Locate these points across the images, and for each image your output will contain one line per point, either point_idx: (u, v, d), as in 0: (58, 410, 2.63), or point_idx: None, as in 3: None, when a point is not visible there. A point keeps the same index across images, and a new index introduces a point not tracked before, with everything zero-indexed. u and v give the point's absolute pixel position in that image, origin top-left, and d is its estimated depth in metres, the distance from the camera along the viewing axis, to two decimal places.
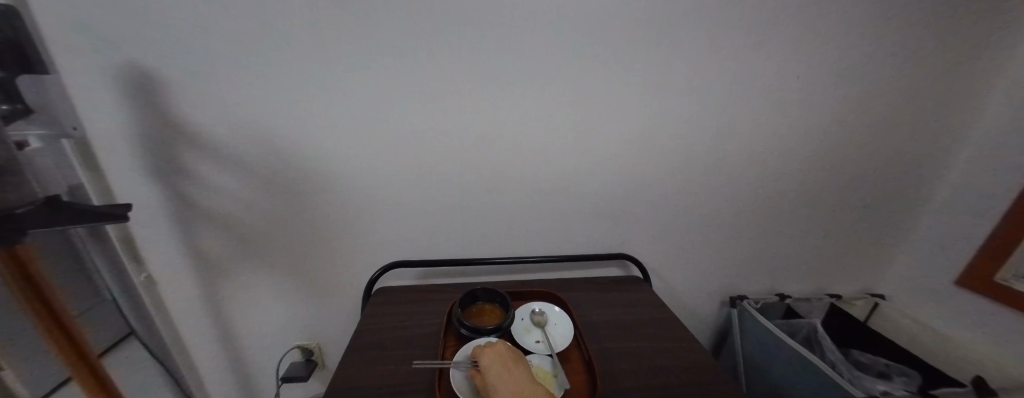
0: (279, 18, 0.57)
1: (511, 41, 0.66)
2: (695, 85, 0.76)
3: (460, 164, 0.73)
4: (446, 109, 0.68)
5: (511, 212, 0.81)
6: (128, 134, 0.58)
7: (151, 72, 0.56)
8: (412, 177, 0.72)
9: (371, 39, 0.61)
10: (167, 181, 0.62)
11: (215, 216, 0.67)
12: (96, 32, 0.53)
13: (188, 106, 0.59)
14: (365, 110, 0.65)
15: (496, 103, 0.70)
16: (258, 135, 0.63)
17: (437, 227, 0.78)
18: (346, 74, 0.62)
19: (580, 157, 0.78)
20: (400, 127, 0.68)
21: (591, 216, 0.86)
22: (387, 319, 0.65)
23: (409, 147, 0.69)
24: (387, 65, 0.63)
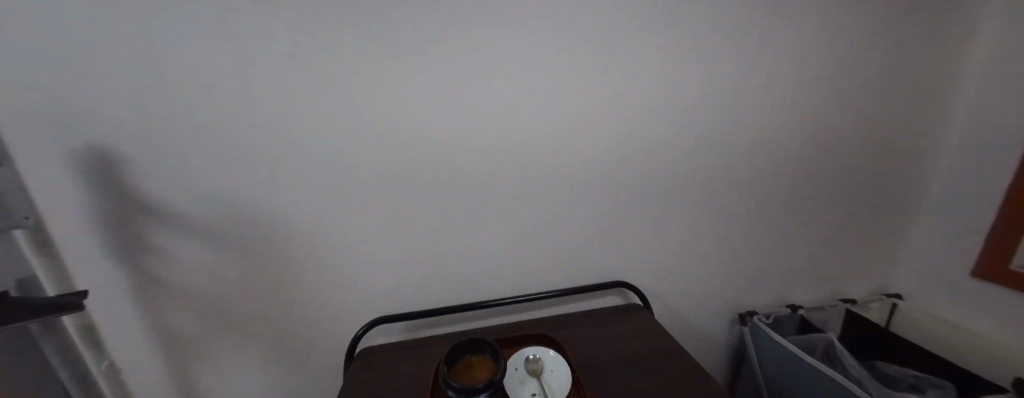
0: (242, 86, 0.57)
1: (478, 84, 0.67)
2: (666, 107, 0.78)
3: (438, 208, 0.71)
4: (419, 156, 0.67)
5: (498, 252, 0.78)
6: (86, 219, 0.57)
7: (109, 154, 0.55)
8: (394, 227, 0.70)
9: (337, 95, 0.61)
10: (131, 261, 0.60)
11: (183, 293, 0.64)
12: (51, 121, 0.52)
13: (149, 183, 0.57)
14: (339, 166, 0.64)
15: (469, 144, 0.69)
16: (227, 203, 0.61)
17: (424, 275, 0.75)
18: (318, 134, 0.62)
19: (561, 188, 0.77)
20: (373, 179, 0.66)
21: (580, 247, 0.83)
22: (370, 383, 0.59)
23: (384, 197, 0.68)
24: (355, 119, 0.63)
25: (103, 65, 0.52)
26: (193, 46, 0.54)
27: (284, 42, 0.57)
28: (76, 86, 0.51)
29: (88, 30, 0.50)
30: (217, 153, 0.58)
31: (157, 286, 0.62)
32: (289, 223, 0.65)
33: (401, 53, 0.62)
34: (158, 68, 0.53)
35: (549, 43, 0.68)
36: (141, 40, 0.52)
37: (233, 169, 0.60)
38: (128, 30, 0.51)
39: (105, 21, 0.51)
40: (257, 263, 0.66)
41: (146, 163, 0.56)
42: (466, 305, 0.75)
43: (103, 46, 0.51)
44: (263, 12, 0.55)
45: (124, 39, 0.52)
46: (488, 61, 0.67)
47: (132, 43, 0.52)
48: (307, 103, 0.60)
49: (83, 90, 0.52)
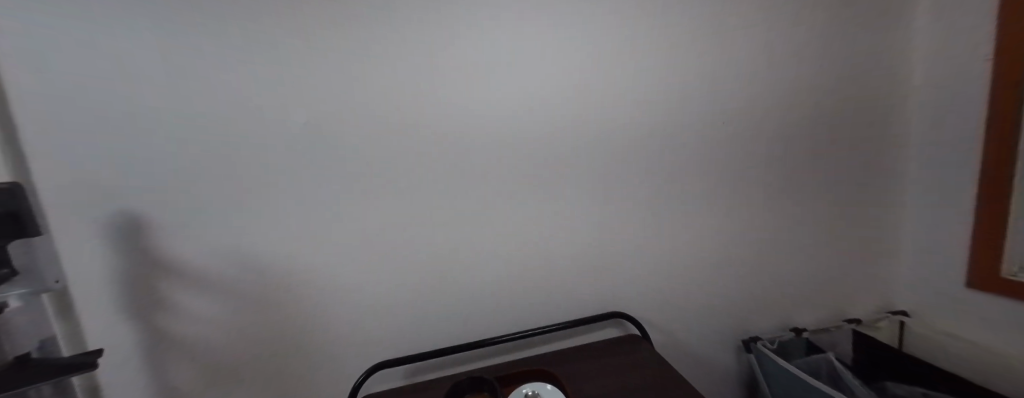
0: (252, 148, 0.63)
1: (462, 133, 0.74)
2: (645, 140, 0.85)
3: (431, 249, 0.76)
4: (410, 200, 0.73)
5: (492, 289, 0.81)
6: (106, 280, 0.60)
7: (135, 218, 0.60)
8: (396, 270, 0.74)
9: (333, 150, 0.67)
10: (144, 319, 0.63)
11: (189, 348, 0.66)
12: (86, 191, 0.57)
13: (168, 242, 0.62)
14: (344, 214, 0.70)
15: (457, 187, 0.75)
16: (240, 257, 0.66)
17: (424, 317, 0.77)
18: (325, 185, 0.68)
19: (548, 222, 0.82)
20: (375, 224, 0.72)
21: (573, 279, 0.86)
22: None
23: (383, 239, 0.73)
24: (352, 171, 0.69)
25: (128, 137, 0.58)
26: (209, 117, 0.61)
27: (287, 107, 0.64)
28: (104, 157, 0.57)
29: (119, 109, 0.57)
30: (226, 211, 0.64)
31: (163, 344, 0.64)
32: (289, 272, 0.69)
33: (390, 110, 0.69)
34: (181, 137, 0.60)
35: (535, 90, 0.77)
36: (165, 114, 0.59)
37: (240, 224, 0.65)
38: (153, 107, 0.58)
39: (135, 100, 0.57)
40: (259, 314, 0.68)
41: (159, 225, 0.61)
42: (464, 345, 0.76)
43: (135, 121, 0.58)
44: (269, 81, 0.63)
45: (150, 114, 0.58)
46: (480, 108, 0.75)
47: (162, 117, 0.59)
48: (308, 159, 0.66)
49: (110, 161, 0.57)
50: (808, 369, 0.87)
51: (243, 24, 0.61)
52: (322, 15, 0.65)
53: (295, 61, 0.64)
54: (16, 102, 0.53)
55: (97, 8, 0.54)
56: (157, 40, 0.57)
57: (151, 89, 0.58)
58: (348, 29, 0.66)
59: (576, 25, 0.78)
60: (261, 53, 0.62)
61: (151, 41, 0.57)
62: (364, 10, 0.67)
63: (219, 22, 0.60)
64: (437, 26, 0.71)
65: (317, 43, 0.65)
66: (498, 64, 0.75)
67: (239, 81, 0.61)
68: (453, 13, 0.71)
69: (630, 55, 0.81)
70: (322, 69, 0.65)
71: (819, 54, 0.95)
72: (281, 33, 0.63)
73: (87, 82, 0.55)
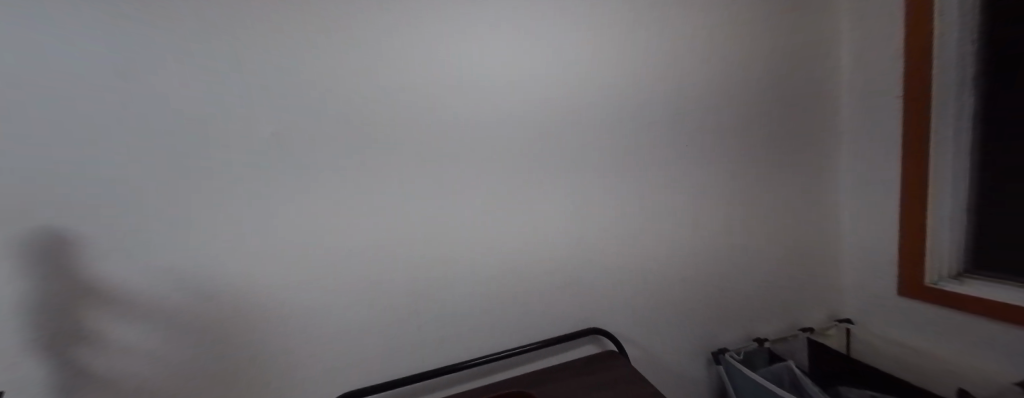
0: (237, 158, 0.60)
1: (451, 143, 0.74)
2: (620, 153, 0.89)
3: (412, 263, 0.73)
4: (387, 210, 0.70)
5: (471, 307, 0.78)
6: (16, 304, 0.51)
7: (64, 229, 0.52)
8: (403, 268, 0.72)
9: (315, 157, 0.65)
10: (59, 353, 0.53)
11: (115, 384, 0.57)
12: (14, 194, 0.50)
13: (105, 259, 0.55)
14: (316, 222, 0.66)
15: (438, 198, 0.74)
16: (192, 275, 0.59)
17: (398, 340, 0.73)
18: (298, 192, 0.64)
19: (544, 232, 0.84)
20: (350, 235, 0.68)
21: (563, 285, 0.86)
22: None
23: (359, 251, 0.69)
24: (329, 180, 0.66)
25: (113, 148, 0.54)
26: (199, 127, 0.58)
27: (278, 114, 0.63)
28: (69, 163, 0.52)
29: (84, 111, 0.53)
30: (198, 224, 0.59)
31: (116, 380, 0.57)
32: (252, 291, 0.63)
33: (376, 117, 0.69)
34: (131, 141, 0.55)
35: (521, 99, 0.80)
36: (147, 121, 0.56)
37: (197, 235, 0.59)
38: (125, 109, 0.55)
39: (126, 106, 0.55)
40: (224, 342, 0.62)
41: (121, 238, 0.55)
42: (438, 369, 0.72)
43: (80, 122, 0.52)
44: (262, 87, 0.62)
45: (138, 122, 0.55)
46: (466, 115, 0.75)
47: (113, 118, 0.54)
48: (278, 168, 0.63)
49: (74, 165, 0.52)
50: (772, 378, 0.92)
51: (243, 32, 0.61)
52: (318, 17, 0.65)
53: (284, 61, 0.63)
54: None
55: (79, 7, 0.52)
56: (157, 49, 0.56)
57: (105, 89, 0.54)
58: (345, 30, 0.66)
59: (564, 39, 0.83)
60: (247, 53, 0.61)
61: (136, 43, 0.55)
62: (362, 13, 0.67)
63: (211, 24, 0.59)
64: (435, 30, 0.73)
65: (311, 45, 0.64)
66: (489, 71, 0.77)
67: (213, 83, 0.59)
68: (453, 21, 0.74)
69: (610, 73, 0.87)
70: (314, 73, 0.65)
71: (771, 79, 1.06)
72: (275, 32, 0.62)
73: (74, 90, 0.52)
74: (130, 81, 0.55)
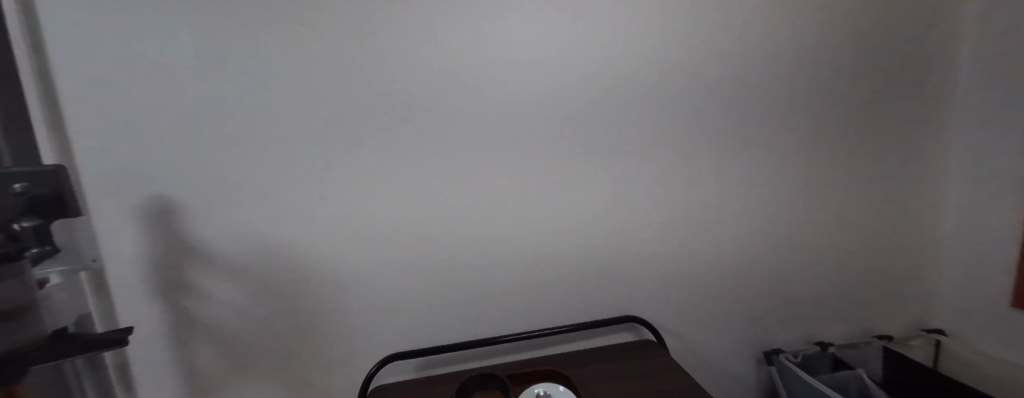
0: (299, 142, 0.66)
1: (466, 134, 0.73)
2: (668, 137, 0.83)
3: (443, 248, 0.76)
4: (404, 200, 0.72)
5: (507, 287, 0.80)
6: (138, 259, 0.63)
7: (168, 201, 0.62)
8: (444, 247, 0.76)
9: (335, 147, 0.68)
10: (170, 301, 0.65)
11: (210, 331, 0.68)
12: (132, 170, 0.60)
13: (199, 227, 0.64)
14: (367, 202, 0.71)
15: (478, 181, 0.75)
16: (266, 244, 0.67)
17: (438, 313, 0.78)
18: (352, 173, 0.69)
19: (583, 218, 0.82)
20: (396, 214, 0.72)
21: (600, 272, 0.84)
22: None
23: (405, 230, 0.73)
24: (378, 164, 0.70)
25: (160, 147, 0.61)
26: (267, 113, 0.64)
27: (327, 105, 0.67)
28: (169, 144, 0.61)
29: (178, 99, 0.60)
30: (269, 201, 0.66)
31: (210, 328, 0.67)
32: (295, 270, 0.69)
33: (389, 108, 0.69)
34: (214, 125, 0.62)
35: (564, 80, 0.76)
36: (226, 108, 0.62)
37: (269, 210, 0.67)
38: (209, 97, 0.62)
39: (198, 100, 0.61)
40: (291, 303, 0.70)
41: (210, 210, 0.64)
42: (474, 342, 0.76)
43: (176, 109, 0.61)
44: (278, 82, 0.64)
45: (191, 117, 0.61)
46: (507, 99, 0.74)
47: (200, 105, 0.61)
48: (334, 151, 0.68)
49: (173, 146, 0.61)
50: (835, 386, 0.83)
51: (242, 30, 0.62)
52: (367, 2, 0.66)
53: (338, 49, 0.66)
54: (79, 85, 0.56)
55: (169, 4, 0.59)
56: (173, 52, 0.59)
57: (193, 78, 0.61)
58: (392, 15, 0.68)
59: (613, 11, 0.76)
60: (306, 42, 0.65)
61: (215, 36, 0.61)
62: None
63: (275, 15, 0.63)
64: (478, 10, 0.71)
65: (361, 31, 0.67)
66: (532, 51, 0.74)
67: (278, 72, 0.64)
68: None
69: (662, 49, 0.80)
70: (364, 61, 0.67)
71: (861, 50, 0.91)
72: (329, 20, 0.65)
73: (171, 80, 0.60)
74: (201, 76, 0.61)
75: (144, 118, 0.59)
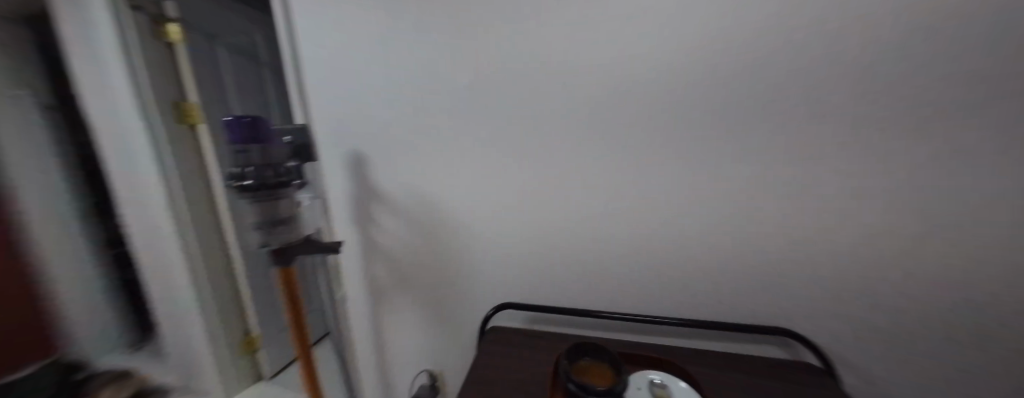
0: (437, 112, 0.79)
1: (569, 98, 0.70)
2: (888, 94, 0.55)
3: (552, 217, 0.77)
4: (514, 168, 0.77)
5: (614, 266, 0.76)
6: (347, 195, 0.93)
7: (362, 156, 0.88)
8: (551, 215, 0.77)
9: (453, 116, 0.78)
10: (362, 226, 0.94)
11: (384, 252, 0.94)
12: (345, 134, 0.88)
13: (377, 176, 0.88)
14: (485, 167, 0.79)
15: (590, 153, 0.71)
16: (415, 195, 0.86)
17: (543, 278, 0.81)
18: (474, 140, 0.78)
19: (720, 202, 0.66)
20: (509, 180, 0.78)
21: (739, 270, 0.68)
22: (498, 359, 0.69)
23: (516, 194, 0.78)
24: (495, 132, 0.76)
25: (351, 121, 0.86)
26: (416, 89, 0.79)
27: (457, 80, 0.76)
28: (363, 114, 0.85)
29: (367, 81, 0.82)
30: (418, 161, 0.83)
31: (383, 249, 0.94)
32: (432, 219, 0.86)
33: (493, 77, 0.73)
34: (386, 100, 0.82)
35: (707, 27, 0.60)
36: (391, 86, 0.81)
37: (417, 167, 0.84)
38: (382, 79, 0.81)
39: (378, 81, 0.82)
40: (429, 243, 0.89)
41: (384, 164, 0.86)
42: (578, 310, 0.75)
43: (366, 88, 0.83)
44: (408, 61, 0.78)
45: (373, 95, 0.83)
46: (628, 59, 0.65)
47: (379, 85, 0.82)
48: (462, 120, 0.78)
49: (365, 116, 0.85)
50: None
51: (400, 21, 0.76)
52: None
53: (465, 27, 0.73)
54: (323, 77, 0.86)
55: (360, 9, 0.78)
56: (355, 50, 0.81)
57: (374, 65, 0.81)
58: None
59: None
60: (442, 25, 0.74)
61: (385, 29, 0.78)
62: None
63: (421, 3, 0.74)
64: None
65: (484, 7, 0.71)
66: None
67: (424, 53, 0.77)
68: None
69: None
70: (486, 35, 0.72)
71: None
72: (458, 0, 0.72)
73: (363, 68, 0.82)
74: (378, 63, 0.80)
75: (350, 97, 0.85)
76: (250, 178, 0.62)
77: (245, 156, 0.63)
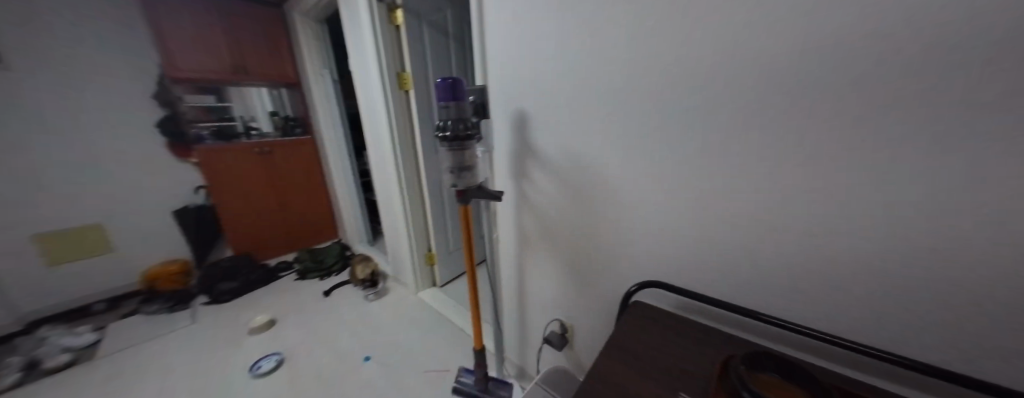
0: (598, 70, 0.76)
1: (769, 46, 0.54)
2: None
3: (718, 196, 0.65)
4: (677, 134, 0.68)
5: (797, 266, 0.60)
6: (509, 150, 1.04)
7: (524, 114, 0.95)
8: (717, 193, 0.65)
9: (615, 73, 0.73)
10: (518, 180, 1.05)
11: (534, 206, 1.03)
12: (512, 94, 0.97)
13: (536, 134, 0.94)
14: (643, 131, 0.73)
15: (788, 119, 0.55)
16: (569, 155, 0.89)
17: (693, 262, 0.73)
18: (635, 101, 0.72)
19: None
20: (669, 147, 0.70)
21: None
22: (648, 340, 0.66)
23: (676, 164, 0.69)
24: (660, 92, 0.68)
25: (519, 79, 0.93)
26: (579, 45, 0.77)
27: (624, 32, 0.70)
28: (528, 74, 0.90)
29: (534, 41, 0.86)
30: (574, 121, 0.84)
31: (534, 203, 1.03)
32: (581, 181, 0.88)
33: (672, 22, 0.63)
34: (549, 59, 0.84)
35: None
36: (556, 45, 0.82)
37: (574, 127, 0.85)
38: (548, 37, 0.83)
39: (544, 39, 0.84)
40: (576, 204, 0.91)
41: (543, 122, 0.91)
42: (742, 311, 0.62)
43: (532, 48, 0.87)
44: (575, 12, 0.76)
45: (538, 55, 0.86)
46: None
47: (544, 44, 0.84)
48: (623, 78, 0.72)
49: (529, 76, 0.90)
50: None
51: None
52: None
53: None
54: (496, 41, 0.95)
55: None
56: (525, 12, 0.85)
57: (541, 24, 0.83)
58: None
59: None
60: None
61: None
62: None
63: None
64: None
65: None
66: None
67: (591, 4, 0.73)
68: None
69: None
70: None
71: None
72: None
73: (531, 28, 0.86)
74: (546, 21, 0.82)
75: (518, 58, 0.91)
76: (449, 130, 0.81)
77: (446, 111, 0.82)
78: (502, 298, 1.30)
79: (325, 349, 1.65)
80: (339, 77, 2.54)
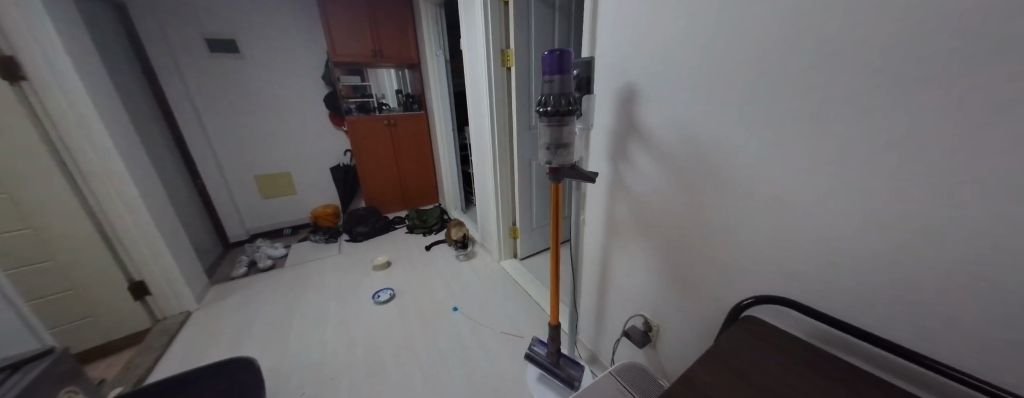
0: (737, 37, 0.65)
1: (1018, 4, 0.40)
2: None
3: (890, 202, 0.52)
4: (842, 119, 0.55)
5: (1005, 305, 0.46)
6: (608, 129, 0.97)
7: (632, 90, 0.87)
8: (889, 198, 0.52)
9: (761, 40, 0.61)
10: (615, 162, 0.98)
11: (630, 191, 0.95)
12: (620, 67, 0.89)
13: (644, 112, 0.86)
14: (791, 112, 0.60)
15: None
16: (681, 136, 0.78)
17: (835, 279, 0.60)
18: (784, 76, 0.60)
19: None
20: (824, 136, 0.57)
21: None
22: (763, 360, 0.56)
23: (830, 157, 0.57)
24: (824, 65, 0.55)
25: (633, 49, 0.84)
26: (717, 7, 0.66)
27: None
28: (644, 44, 0.82)
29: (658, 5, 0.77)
30: (694, 98, 0.74)
31: (631, 188, 0.95)
32: (694, 168, 0.77)
33: None
34: (673, 25, 0.75)
35: None
36: (686, 8, 0.72)
37: (693, 104, 0.74)
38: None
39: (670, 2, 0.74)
40: (683, 195, 0.81)
41: (655, 99, 0.82)
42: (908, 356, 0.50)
43: (654, 14, 0.78)
44: None
45: (660, 21, 0.77)
46: None
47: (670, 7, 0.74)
48: (772, 46, 0.60)
49: (645, 46, 0.82)
50: None
51: None
52: None
53: None
54: (611, 8, 0.87)
55: None
56: None
57: None
58: None
59: None
60: None
61: None
62: None
63: None
64: None
65: None
66: None
67: None
68: None
69: None
70: None
71: None
72: None
73: None
74: None
75: (634, 26, 0.83)
76: (550, 105, 0.79)
77: (549, 86, 0.80)
78: (581, 284, 1.26)
79: (424, 295, 1.89)
80: (451, 58, 2.75)
